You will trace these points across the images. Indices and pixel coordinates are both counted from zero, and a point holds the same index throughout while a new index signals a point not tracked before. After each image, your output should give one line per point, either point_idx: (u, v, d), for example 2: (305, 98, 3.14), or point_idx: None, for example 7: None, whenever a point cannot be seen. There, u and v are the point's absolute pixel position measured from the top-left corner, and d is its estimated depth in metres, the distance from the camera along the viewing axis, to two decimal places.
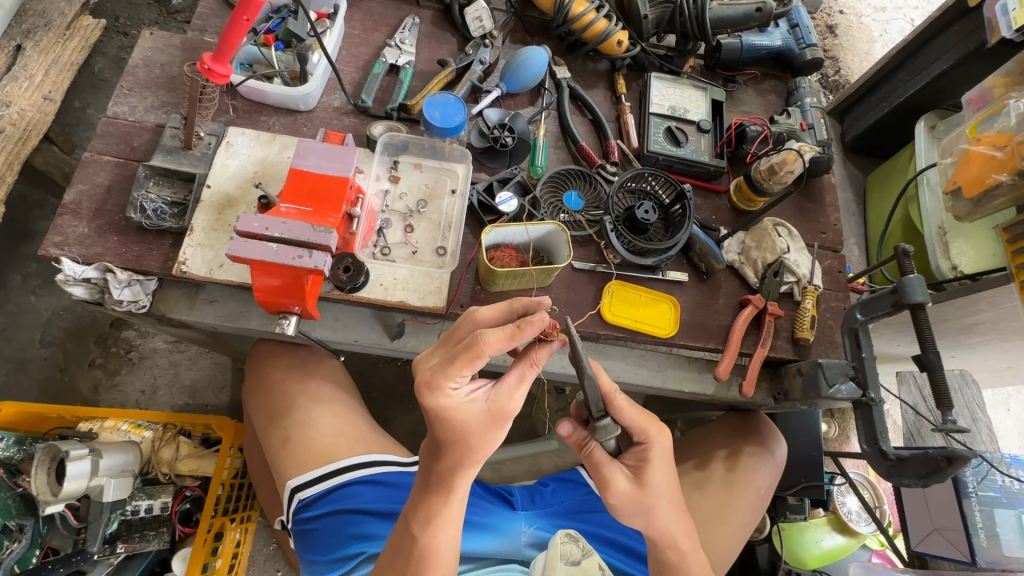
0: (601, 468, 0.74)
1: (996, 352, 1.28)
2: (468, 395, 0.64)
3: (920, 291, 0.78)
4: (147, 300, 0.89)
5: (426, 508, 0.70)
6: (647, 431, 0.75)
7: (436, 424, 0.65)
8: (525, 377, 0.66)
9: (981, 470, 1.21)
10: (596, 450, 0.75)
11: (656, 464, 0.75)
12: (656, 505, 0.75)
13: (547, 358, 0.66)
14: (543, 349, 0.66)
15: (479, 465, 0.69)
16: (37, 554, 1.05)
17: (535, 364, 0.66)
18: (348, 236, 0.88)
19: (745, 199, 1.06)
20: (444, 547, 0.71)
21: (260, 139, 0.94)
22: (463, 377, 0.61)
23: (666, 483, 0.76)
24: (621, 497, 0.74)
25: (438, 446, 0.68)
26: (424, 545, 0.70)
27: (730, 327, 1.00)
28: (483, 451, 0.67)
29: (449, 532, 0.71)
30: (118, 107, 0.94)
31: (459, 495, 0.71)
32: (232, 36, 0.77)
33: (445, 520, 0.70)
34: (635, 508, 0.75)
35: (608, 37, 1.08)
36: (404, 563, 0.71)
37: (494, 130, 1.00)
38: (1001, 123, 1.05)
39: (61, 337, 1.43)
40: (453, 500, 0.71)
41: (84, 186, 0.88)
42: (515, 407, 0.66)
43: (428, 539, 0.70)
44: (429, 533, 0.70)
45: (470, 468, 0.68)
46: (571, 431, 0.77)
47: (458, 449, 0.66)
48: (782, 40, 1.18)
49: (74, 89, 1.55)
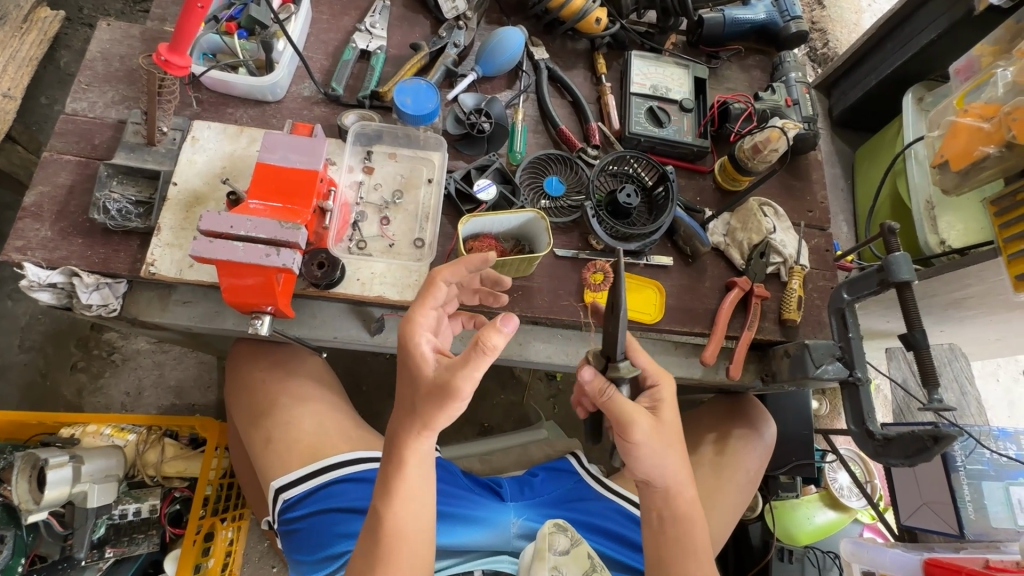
0: (626, 409, 0.69)
1: (984, 325, 1.27)
2: (428, 348, 0.67)
3: (907, 269, 0.76)
4: (117, 303, 0.87)
5: (387, 481, 0.68)
6: (660, 374, 0.76)
7: (401, 372, 0.69)
8: (472, 358, 0.61)
9: (968, 444, 1.20)
10: (618, 395, 0.70)
11: (665, 406, 0.74)
12: (671, 449, 0.71)
13: (494, 343, 0.60)
14: (494, 335, 0.60)
15: (434, 435, 0.68)
16: (23, 562, 1.02)
17: (481, 345, 0.60)
18: (322, 231, 0.85)
19: (729, 178, 1.04)
20: (406, 528, 0.68)
21: (227, 133, 0.90)
22: (428, 322, 0.68)
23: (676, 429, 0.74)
24: (645, 437, 0.69)
25: (398, 408, 0.69)
26: (388, 527, 0.68)
27: (716, 310, 0.98)
28: (435, 421, 0.66)
29: (408, 510, 0.68)
30: (76, 104, 0.90)
31: (415, 470, 0.69)
32: (188, 25, 0.73)
33: (400, 498, 0.68)
34: (655, 455, 0.70)
35: (586, 15, 1.05)
36: (371, 549, 0.68)
37: (470, 116, 0.97)
38: (989, 92, 1.02)
39: (41, 341, 1.41)
40: (408, 475, 0.68)
41: (45, 188, 0.85)
42: (461, 386, 0.62)
43: (387, 518, 0.68)
44: (391, 511, 0.67)
45: (424, 437, 0.67)
46: (592, 377, 0.72)
47: (411, 413, 0.66)
48: (765, 13, 1.15)
49: (41, 85, 1.50)
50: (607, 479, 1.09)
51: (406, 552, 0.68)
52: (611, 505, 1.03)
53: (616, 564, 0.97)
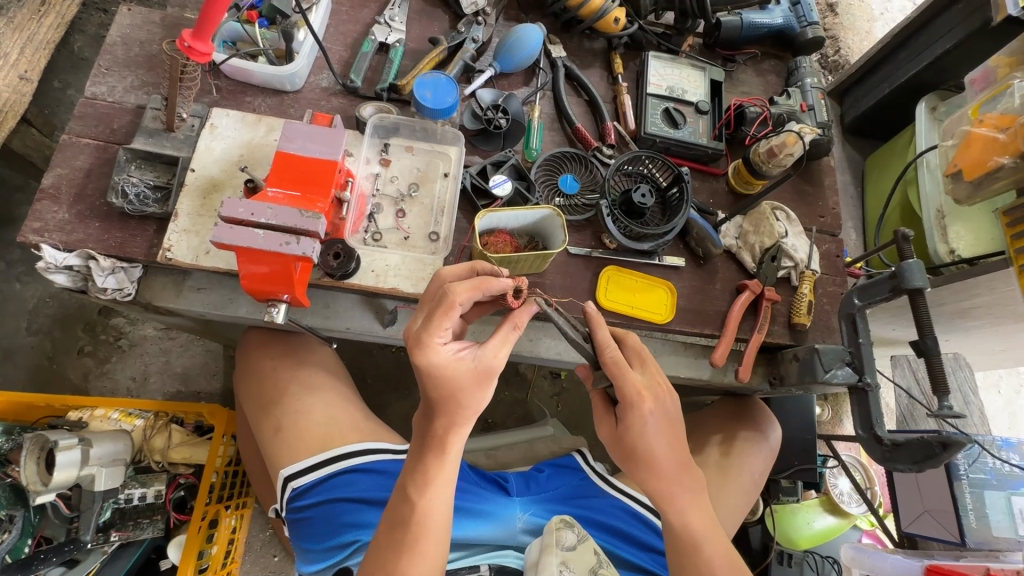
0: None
1: (989, 335, 1.28)
2: (455, 352, 0.68)
3: (918, 277, 0.76)
4: (132, 287, 0.87)
5: (425, 468, 0.70)
6: (628, 396, 0.72)
7: (426, 385, 0.68)
8: (508, 338, 0.70)
9: (974, 453, 1.22)
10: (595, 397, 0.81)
11: (644, 425, 0.73)
12: (649, 466, 0.74)
13: (526, 320, 0.72)
14: (523, 314, 0.72)
15: (471, 425, 0.71)
16: (30, 543, 1.04)
17: (517, 326, 0.71)
18: (338, 222, 0.86)
19: (743, 182, 1.04)
20: (434, 513, 0.70)
21: (245, 121, 0.91)
22: (446, 331, 0.67)
23: (659, 447, 0.74)
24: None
25: (429, 409, 0.69)
26: (419, 511, 0.69)
27: (726, 313, 0.99)
28: (476, 409, 0.69)
29: (441, 499, 0.70)
30: (96, 88, 0.90)
31: (453, 458, 0.71)
32: (212, 12, 0.73)
33: (439, 481, 0.70)
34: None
35: (604, 15, 1.05)
36: (398, 536, 0.70)
37: (487, 111, 0.97)
38: (1005, 103, 1.02)
39: (48, 325, 1.41)
40: (448, 462, 0.71)
41: (64, 170, 0.85)
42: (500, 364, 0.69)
43: (420, 504, 0.69)
44: (425, 497, 0.69)
45: (463, 426, 0.70)
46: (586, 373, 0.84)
47: (450, 407, 0.68)
48: (782, 18, 1.15)
49: (53, 69, 1.50)
50: (613, 477, 1.10)
51: (431, 540, 0.70)
52: (614, 502, 1.03)
53: (621, 561, 0.98)
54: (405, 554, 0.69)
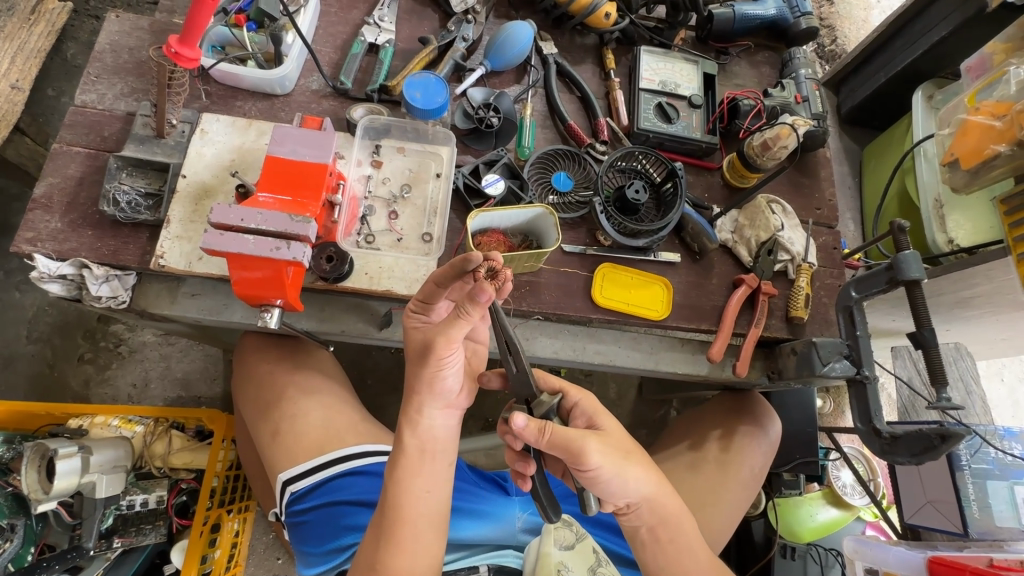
0: (571, 437, 0.66)
1: (990, 324, 1.27)
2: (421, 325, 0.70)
3: (916, 268, 0.76)
4: (127, 295, 0.87)
5: (400, 459, 0.68)
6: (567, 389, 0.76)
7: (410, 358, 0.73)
8: (456, 319, 0.63)
9: (975, 443, 1.21)
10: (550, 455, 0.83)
11: (597, 413, 0.74)
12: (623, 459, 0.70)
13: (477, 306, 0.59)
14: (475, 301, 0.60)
15: (440, 403, 0.68)
16: (32, 551, 1.04)
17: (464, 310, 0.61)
18: (331, 225, 0.85)
19: (738, 175, 1.04)
20: (408, 503, 0.68)
21: (236, 126, 0.90)
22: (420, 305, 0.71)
23: (615, 425, 0.74)
24: (602, 456, 0.67)
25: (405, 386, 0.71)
26: (389, 496, 0.68)
27: (723, 307, 0.98)
28: (427, 387, 0.67)
29: (416, 488, 0.69)
30: (86, 96, 0.90)
31: (424, 445, 0.69)
32: (198, 19, 0.72)
33: (412, 471, 0.68)
34: (616, 467, 0.68)
35: (595, 10, 1.04)
36: (376, 525, 0.69)
37: (478, 110, 0.97)
38: (1000, 90, 1.02)
39: (48, 332, 1.41)
40: (417, 448, 0.69)
41: (55, 179, 0.85)
42: (444, 348, 0.64)
43: (393, 493, 0.68)
44: (392, 482, 0.68)
45: (427, 407, 0.68)
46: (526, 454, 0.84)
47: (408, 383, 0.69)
48: (775, 9, 1.14)
49: (47, 78, 1.50)
50: None
51: (407, 532, 0.68)
52: None
53: (617, 557, 0.97)
54: (386, 549, 0.67)
